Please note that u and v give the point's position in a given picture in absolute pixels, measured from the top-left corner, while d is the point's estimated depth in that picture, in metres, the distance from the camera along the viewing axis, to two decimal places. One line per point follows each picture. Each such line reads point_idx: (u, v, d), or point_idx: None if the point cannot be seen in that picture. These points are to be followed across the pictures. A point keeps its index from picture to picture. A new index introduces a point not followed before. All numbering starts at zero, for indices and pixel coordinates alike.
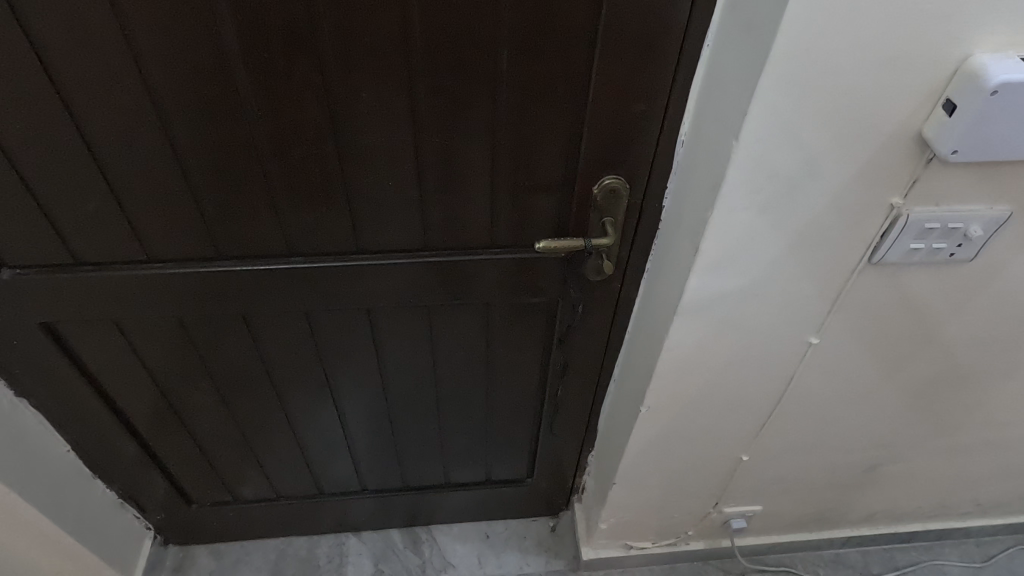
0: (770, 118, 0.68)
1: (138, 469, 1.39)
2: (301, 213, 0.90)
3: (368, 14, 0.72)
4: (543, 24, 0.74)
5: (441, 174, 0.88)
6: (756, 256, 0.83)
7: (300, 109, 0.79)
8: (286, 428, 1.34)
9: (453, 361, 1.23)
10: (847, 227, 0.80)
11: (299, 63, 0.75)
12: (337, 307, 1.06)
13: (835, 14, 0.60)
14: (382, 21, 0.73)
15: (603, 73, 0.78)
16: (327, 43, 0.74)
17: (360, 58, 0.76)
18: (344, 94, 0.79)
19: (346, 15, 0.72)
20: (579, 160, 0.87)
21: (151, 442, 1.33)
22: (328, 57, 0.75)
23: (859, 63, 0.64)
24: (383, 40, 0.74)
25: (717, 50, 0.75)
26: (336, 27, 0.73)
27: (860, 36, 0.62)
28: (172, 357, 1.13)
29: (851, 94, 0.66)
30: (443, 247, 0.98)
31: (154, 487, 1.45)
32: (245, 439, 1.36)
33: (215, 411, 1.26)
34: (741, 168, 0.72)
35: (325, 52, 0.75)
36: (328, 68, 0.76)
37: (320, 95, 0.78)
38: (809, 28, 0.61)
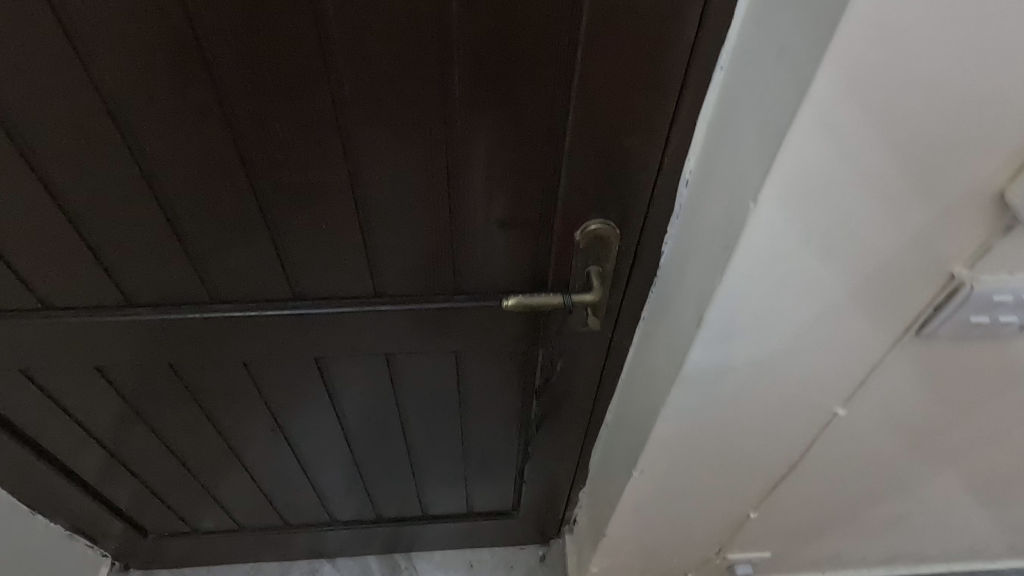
0: (801, 170, 0.51)
1: (81, 507, 1.26)
2: (221, 259, 0.75)
3: (273, 22, 0.55)
4: (506, 41, 0.57)
5: (388, 216, 0.72)
6: (776, 327, 0.67)
7: (201, 140, 0.63)
8: (239, 468, 1.21)
9: (421, 403, 1.08)
10: (892, 296, 0.63)
11: (191, 85, 0.58)
12: (280, 355, 0.91)
13: (902, 37, 0.43)
14: (293, 29, 0.55)
15: (585, 97, 0.61)
16: (223, 59, 0.57)
17: (271, 83, 0.59)
18: (254, 122, 0.62)
19: (244, 27, 0.55)
20: (558, 200, 0.70)
21: (92, 482, 1.20)
22: (230, 83, 0.59)
23: (929, 104, 0.46)
24: (299, 62, 0.57)
25: (733, 73, 0.57)
26: (233, 40, 0.55)
27: (932, 73, 0.45)
28: (98, 403, 0.99)
29: (912, 146, 0.49)
30: (398, 294, 0.82)
31: (103, 522, 1.33)
32: (196, 476, 1.22)
33: (157, 452, 1.13)
34: (763, 229, 0.55)
35: (225, 77, 0.58)
36: (228, 90, 0.59)
37: (224, 126, 0.62)
38: (866, 53, 0.43)
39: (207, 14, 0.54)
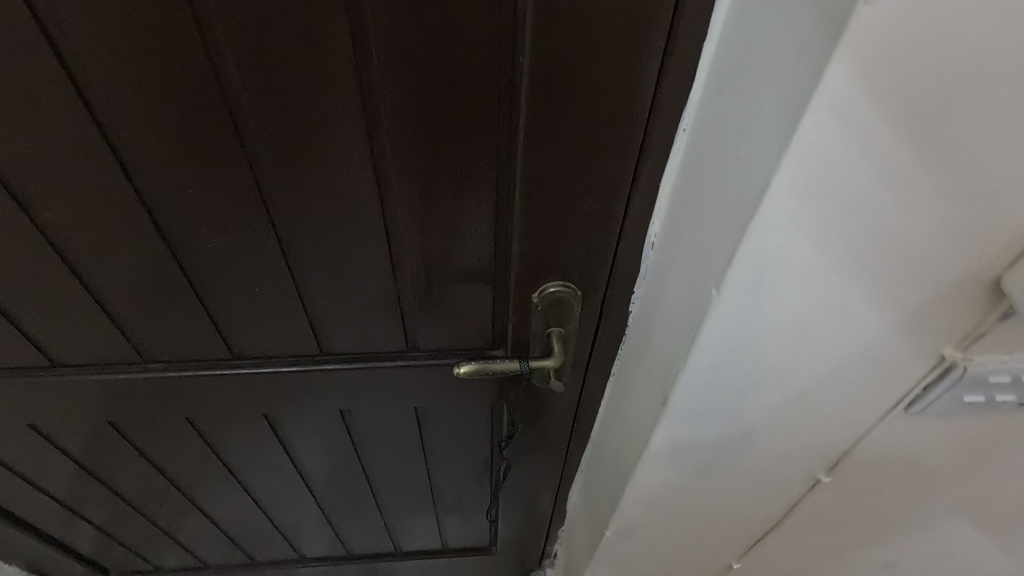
0: (771, 259, 0.44)
1: (33, 555, 1.20)
2: (147, 322, 0.68)
3: (170, 86, 0.48)
4: (440, 101, 0.50)
5: (326, 277, 0.66)
6: (750, 405, 0.61)
7: (108, 207, 0.56)
8: (198, 514, 1.15)
9: (383, 454, 1.01)
10: (877, 376, 0.57)
11: (87, 152, 0.52)
12: (226, 410, 0.85)
13: (879, 122, 0.37)
14: (196, 93, 0.48)
15: (534, 159, 0.55)
16: (120, 125, 0.50)
17: (179, 148, 0.52)
18: (165, 189, 0.55)
19: (138, 91, 0.48)
20: (513, 261, 0.64)
21: (42, 532, 1.14)
22: (131, 149, 0.52)
23: (913, 190, 0.40)
24: (207, 127, 0.51)
25: (695, 138, 0.51)
26: (128, 105, 0.49)
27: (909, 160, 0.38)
28: (35, 460, 0.92)
29: (892, 235, 0.43)
30: (346, 353, 0.76)
31: (59, 566, 1.27)
32: (153, 523, 1.16)
33: (108, 503, 1.07)
34: (730, 316, 0.49)
35: (125, 143, 0.52)
36: (130, 157, 0.53)
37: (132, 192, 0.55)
38: (839, 140, 0.37)
39: (94, 78, 0.47)
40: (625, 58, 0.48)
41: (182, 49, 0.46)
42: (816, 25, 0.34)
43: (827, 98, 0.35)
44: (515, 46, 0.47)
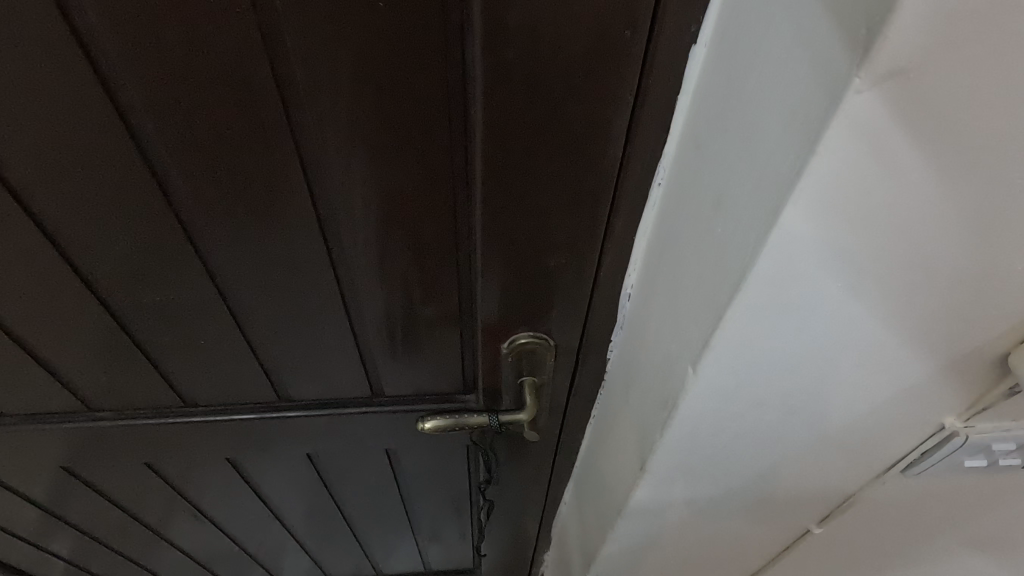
0: (750, 350, 0.39)
1: None
2: (90, 372, 0.65)
3: (79, 145, 0.43)
4: (382, 157, 0.45)
5: (276, 327, 0.62)
6: (737, 470, 0.56)
7: (32, 264, 0.52)
8: (172, 550, 1.11)
9: (356, 488, 0.98)
10: (873, 443, 0.53)
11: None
12: (185, 454, 0.81)
13: (875, 217, 0.30)
14: (109, 152, 0.44)
15: (493, 219, 0.49)
16: (30, 185, 0.46)
17: (100, 206, 0.48)
18: (89, 246, 0.51)
19: (47, 152, 0.44)
20: (477, 314, 0.59)
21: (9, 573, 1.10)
22: (48, 208, 0.48)
23: (917, 282, 0.35)
24: (128, 185, 0.47)
25: (670, 197, 0.45)
26: (36, 165, 0.44)
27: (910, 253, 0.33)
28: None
29: (891, 323, 0.38)
30: (307, 401, 0.72)
31: None
32: (127, 562, 1.12)
33: (74, 543, 1.02)
34: (706, 400, 0.44)
35: (41, 203, 0.47)
36: (49, 216, 0.49)
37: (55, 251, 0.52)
38: (825, 237, 0.31)
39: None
40: (588, 115, 0.42)
41: (86, 107, 0.41)
42: (793, 109, 0.28)
43: (810, 199, 0.29)
44: (463, 102, 0.42)
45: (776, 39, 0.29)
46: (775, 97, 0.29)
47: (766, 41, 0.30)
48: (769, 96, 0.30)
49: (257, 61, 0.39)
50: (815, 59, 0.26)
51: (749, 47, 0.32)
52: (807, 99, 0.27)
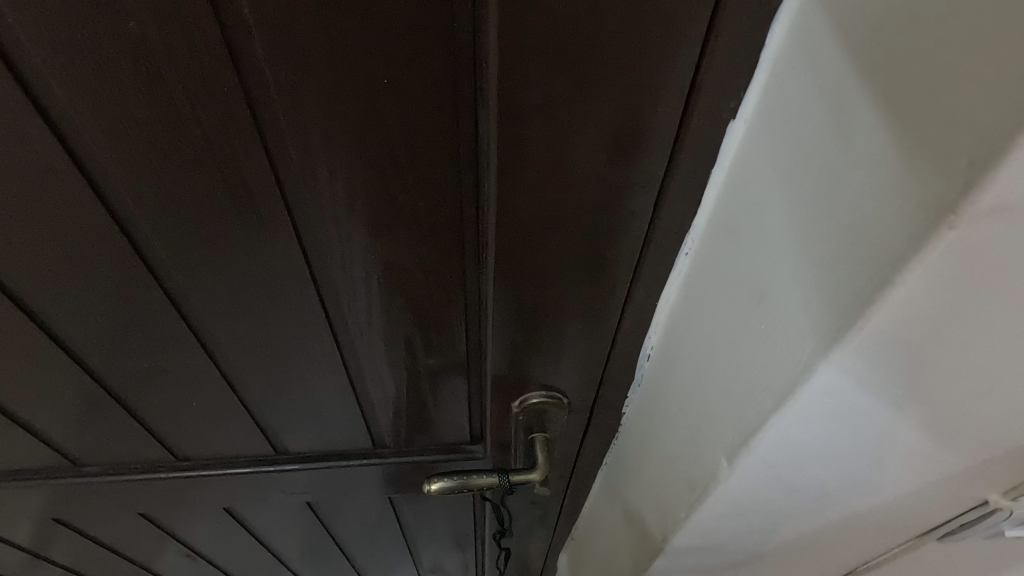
0: (791, 449, 0.35)
1: None
2: (72, 428, 0.62)
3: (49, 217, 0.40)
4: (384, 232, 0.41)
5: (271, 384, 0.58)
6: (762, 544, 0.52)
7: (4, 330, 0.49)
8: None
9: (356, 525, 0.95)
10: (909, 517, 0.50)
11: None
12: (177, 501, 0.78)
13: (952, 339, 0.27)
14: (84, 222, 0.41)
15: (504, 290, 0.45)
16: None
17: (73, 273, 0.45)
18: (66, 312, 0.48)
19: (10, 224, 0.40)
20: (485, 373, 0.56)
21: None
22: (17, 274, 0.45)
23: (980, 390, 0.31)
24: (105, 252, 0.43)
25: (699, 271, 0.41)
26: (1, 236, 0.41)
27: (987, 367, 0.29)
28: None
29: (952, 426, 0.34)
30: (305, 453, 0.69)
31: None
32: None
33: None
34: (736, 490, 0.41)
35: (9, 270, 0.44)
36: (20, 285, 0.46)
37: (25, 316, 0.48)
38: (892, 355, 0.27)
39: None
40: (610, 191, 0.38)
41: (56, 180, 0.38)
42: (868, 225, 0.24)
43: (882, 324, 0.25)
44: (475, 180, 0.38)
45: (849, 144, 0.25)
46: (846, 210, 0.25)
47: (836, 143, 0.26)
48: (837, 202, 0.26)
49: (246, 139, 0.35)
50: (903, 178, 0.22)
51: (812, 142, 0.28)
52: (891, 222, 0.23)
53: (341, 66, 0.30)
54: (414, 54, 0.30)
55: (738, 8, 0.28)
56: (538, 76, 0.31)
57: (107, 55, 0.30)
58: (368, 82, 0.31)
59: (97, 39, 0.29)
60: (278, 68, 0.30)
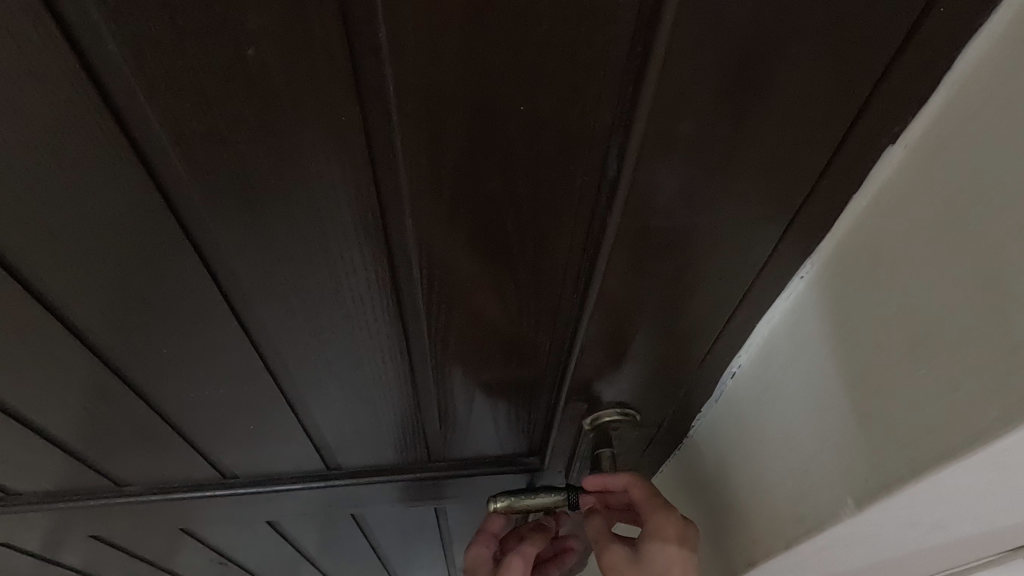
0: (939, 495, 0.33)
1: None
2: (117, 447, 0.59)
3: (125, 257, 0.37)
4: (484, 257, 0.38)
5: (329, 408, 0.55)
6: (849, 566, 0.50)
7: (56, 362, 0.47)
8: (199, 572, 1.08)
9: (391, 531, 0.93)
10: (1009, 540, 0.48)
11: (16, 308, 0.41)
12: (216, 512, 0.75)
13: None
14: (163, 261, 0.38)
15: (603, 317, 0.43)
16: (54, 286, 0.40)
17: (134, 304, 0.41)
18: (126, 345, 0.46)
19: (75, 254, 0.37)
20: (560, 392, 0.53)
21: None
22: (73, 303, 0.41)
23: None
24: (169, 286, 0.40)
25: (816, 297, 0.39)
26: (64, 264, 0.38)
27: None
28: (13, 538, 0.85)
29: None
30: (357, 467, 0.66)
31: None
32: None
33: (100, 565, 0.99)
34: (853, 528, 0.38)
35: (66, 299, 0.41)
36: (81, 320, 0.43)
37: (78, 342, 0.45)
38: None
39: (19, 242, 0.36)
40: (736, 219, 0.36)
41: (137, 221, 0.35)
42: None
43: None
44: (596, 207, 0.35)
45: None
46: None
47: None
48: None
49: (359, 174, 0.32)
50: None
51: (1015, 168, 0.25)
52: None
53: (479, 88, 0.28)
54: (560, 78, 0.28)
55: (929, 32, 0.27)
56: (695, 106, 0.29)
57: (223, 82, 0.27)
58: (503, 105, 0.29)
59: (215, 68, 0.27)
60: (410, 95, 0.28)
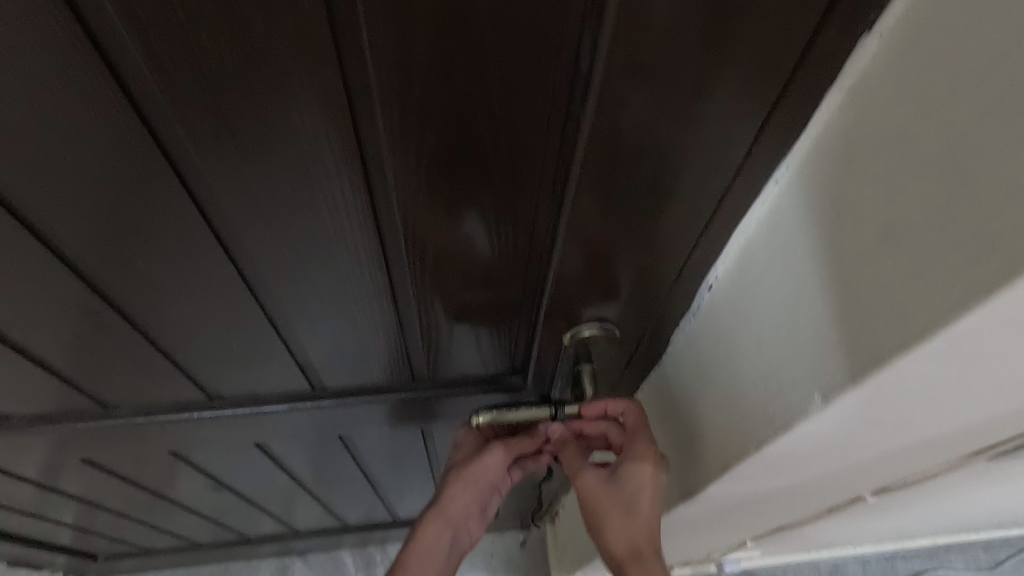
0: (903, 387, 0.34)
1: (31, 525, 1.17)
2: (103, 369, 0.60)
3: (96, 163, 0.37)
4: (458, 164, 0.37)
5: (310, 326, 0.55)
6: (818, 469, 0.52)
7: (35, 281, 0.47)
8: (192, 498, 1.10)
9: (379, 454, 0.95)
10: (971, 441, 0.49)
11: None
12: (205, 435, 0.77)
13: None
14: (134, 169, 0.37)
15: (581, 226, 0.43)
16: (25, 198, 0.39)
17: (107, 215, 0.41)
18: (104, 261, 0.46)
19: (44, 161, 0.36)
20: (540, 308, 0.54)
21: (33, 511, 1.10)
22: (45, 217, 0.41)
23: None
24: (141, 195, 0.39)
25: (791, 200, 0.39)
26: (31, 171, 0.37)
27: None
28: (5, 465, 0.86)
29: None
30: (342, 387, 0.67)
31: (58, 535, 1.25)
32: (148, 505, 1.12)
33: (96, 491, 1.02)
34: (820, 425, 0.39)
35: (38, 212, 0.41)
36: (58, 235, 0.43)
37: (52, 258, 0.45)
38: None
39: None
40: (712, 118, 0.35)
41: (103, 122, 0.34)
42: None
43: None
44: (569, 107, 0.34)
45: None
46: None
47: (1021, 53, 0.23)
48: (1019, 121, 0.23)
49: (327, 69, 0.31)
50: None
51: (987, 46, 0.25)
52: None
53: None
54: None
55: None
56: None
57: None
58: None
59: None
60: None
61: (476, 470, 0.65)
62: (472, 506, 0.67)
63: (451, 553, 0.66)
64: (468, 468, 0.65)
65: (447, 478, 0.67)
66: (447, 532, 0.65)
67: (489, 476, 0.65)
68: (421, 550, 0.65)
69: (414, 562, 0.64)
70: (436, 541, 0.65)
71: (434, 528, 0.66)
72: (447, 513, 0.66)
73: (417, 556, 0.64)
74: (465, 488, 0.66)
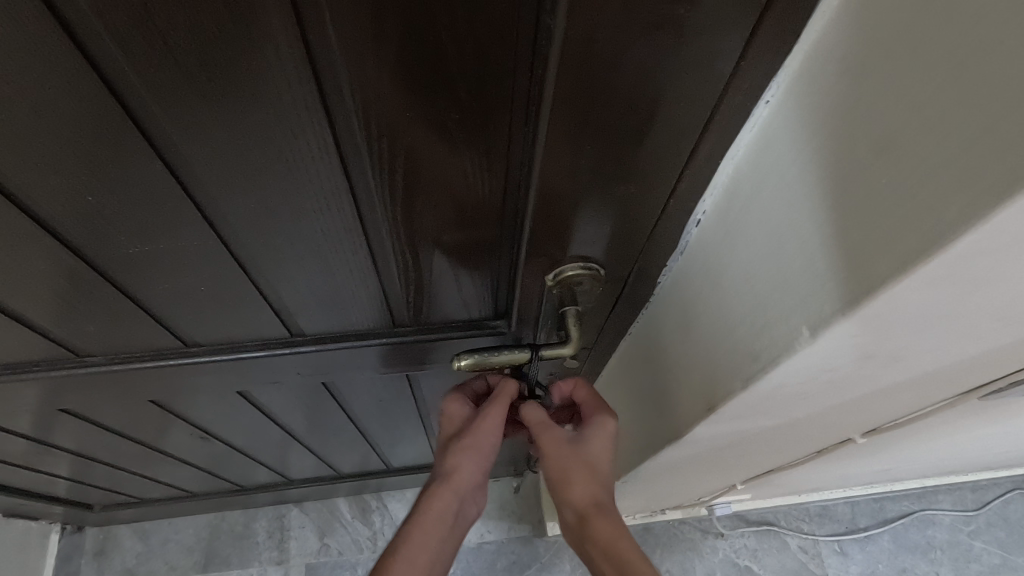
0: (899, 315, 0.31)
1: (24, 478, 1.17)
2: (72, 318, 0.58)
3: (24, 87, 0.34)
4: (422, 84, 0.35)
5: (280, 268, 0.53)
6: (807, 408, 0.50)
7: None
8: (183, 449, 1.10)
9: (366, 402, 0.94)
10: (965, 377, 0.48)
11: None
12: (186, 386, 0.75)
13: None
14: (75, 100, 0.35)
15: (557, 153, 0.40)
16: None
17: (52, 151, 0.38)
18: (59, 204, 0.43)
19: None
20: (520, 246, 0.51)
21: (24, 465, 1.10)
22: None
23: None
24: (85, 127, 0.37)
25: (784, 116, 0.36)
26: None
27: None
28: None
29: None
30: (321, 332, 0.66)
31: (53, 487, 1.25)
32: (138, 457, 1.12)
33: (83, 444, 1.01)
34: (807, 361, 0.37)
35: None
36: None
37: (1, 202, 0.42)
38: None
39: None
40: (695, 32, 0.32)
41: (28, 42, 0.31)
42: None
43: None
44: (540, 18, 0.31)
45: None
46: None
47: None
48: None
49: None
50: None
51: None
52: None
53: None
54: None
55: None
56: None
57: None
58: None
59: None
60: None
61: (481, 438, 0.62)
62: (477, 476, 0.64)
63: (453, 524, 0.63)
64: (476, 436, 0.62)
65: (451, 447, 0.64)
66: (454, 504, 0.63)
67: (493, 443, 0.63)
68: (427, 522, 0.61)
69: (420, 534, 0.60)
70: (442, 512, 0.62)
71: (441, 498, 0.62)
72: (454, 483, 0.62)
73: (424, 526, 0.61)
74: (472, 458, 0.63)
